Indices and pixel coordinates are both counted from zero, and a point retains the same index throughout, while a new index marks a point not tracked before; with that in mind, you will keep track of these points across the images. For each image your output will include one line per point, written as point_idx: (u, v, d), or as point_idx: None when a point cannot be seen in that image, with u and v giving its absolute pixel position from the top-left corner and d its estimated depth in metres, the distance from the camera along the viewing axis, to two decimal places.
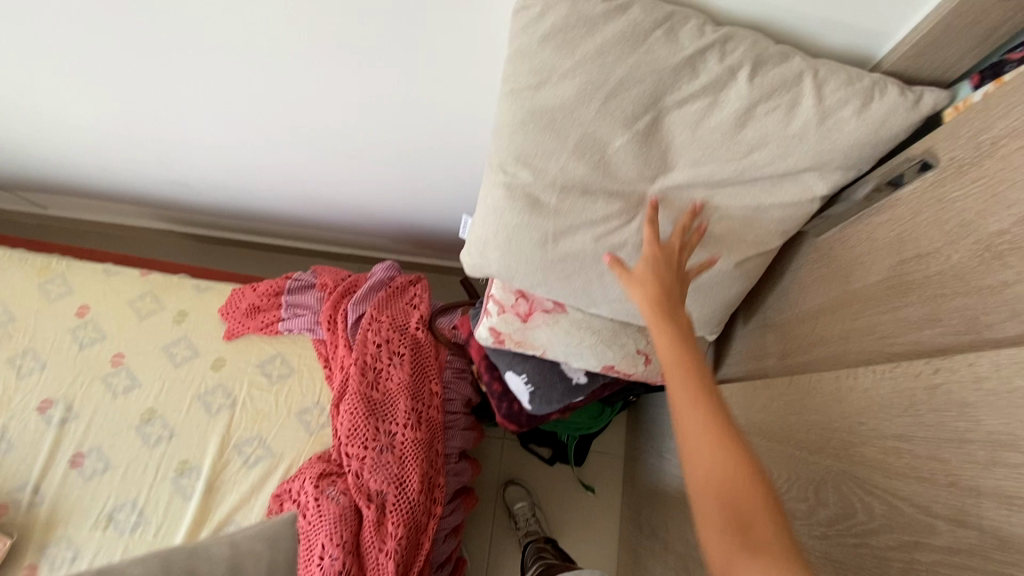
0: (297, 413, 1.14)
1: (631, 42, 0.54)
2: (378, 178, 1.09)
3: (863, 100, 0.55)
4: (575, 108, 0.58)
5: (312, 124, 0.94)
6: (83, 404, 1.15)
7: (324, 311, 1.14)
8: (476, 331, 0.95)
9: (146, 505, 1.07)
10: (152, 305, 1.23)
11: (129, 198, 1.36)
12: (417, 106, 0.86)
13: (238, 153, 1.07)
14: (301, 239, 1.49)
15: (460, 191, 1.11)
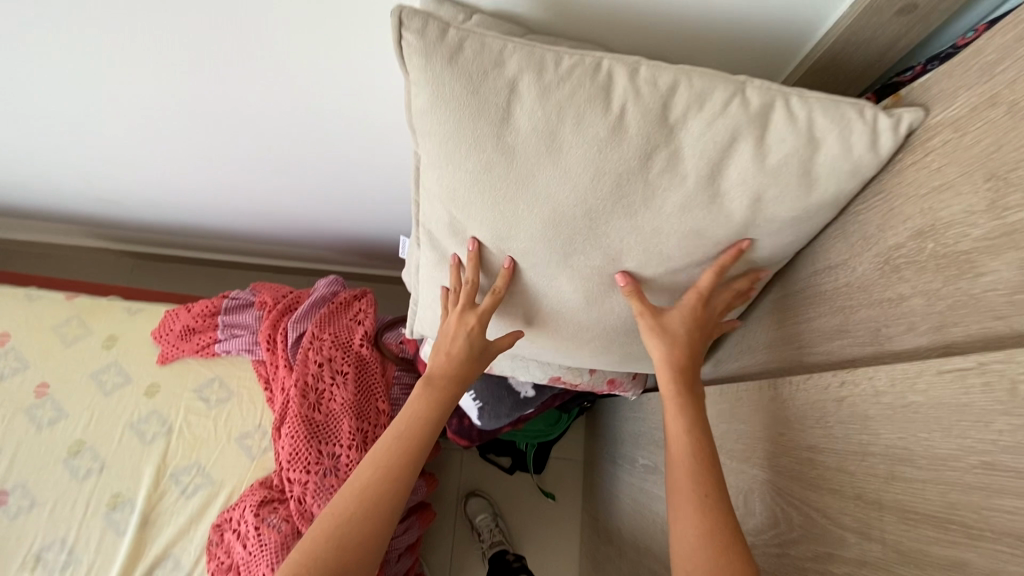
0: (238, 438, 1.09)
1: (545, 134, 0.51)
2: (319, 192, 1.07)
3: (757, 159, 0.49)
4: (493, 194, 0.55)
5: (240, 142, 0.91)
6: (5, 438, 1.09)
7: (263, 331, 1.11)
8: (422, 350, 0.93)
9: (76, 542, 1.03)
10: (80, 330, 1.16)
11: (53, 216, 1.29)
12: (347, 125, 0.84)
13: (164, 168, 1.02)
14: (248, 254, 1.44)
15: (401, 201, 1.08)
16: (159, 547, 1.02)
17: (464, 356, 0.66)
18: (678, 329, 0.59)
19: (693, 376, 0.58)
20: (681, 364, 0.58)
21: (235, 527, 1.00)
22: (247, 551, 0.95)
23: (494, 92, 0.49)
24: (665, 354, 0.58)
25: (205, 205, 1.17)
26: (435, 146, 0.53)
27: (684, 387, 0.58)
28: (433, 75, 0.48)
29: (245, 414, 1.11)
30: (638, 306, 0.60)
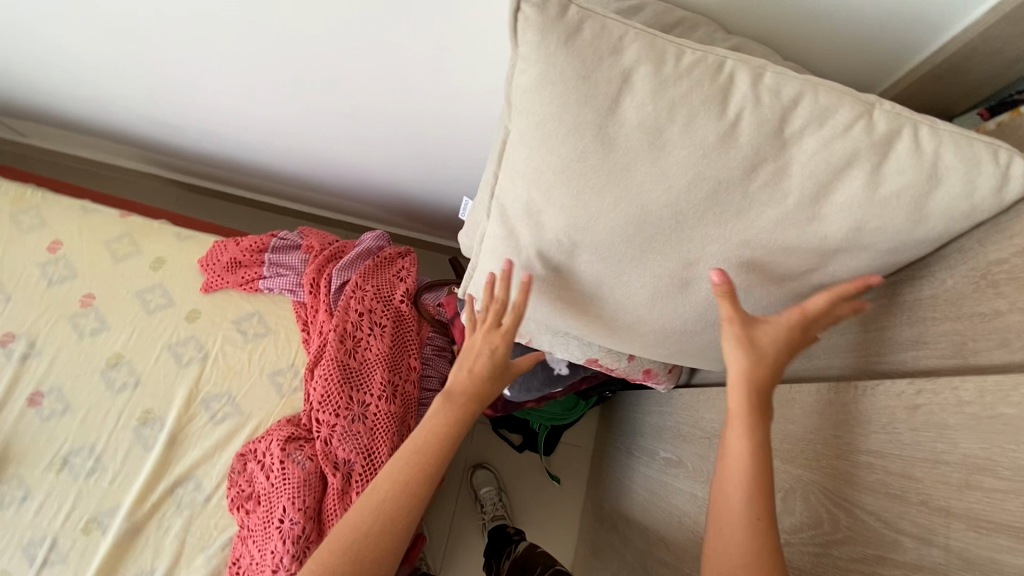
0: (270, 373, 1.12)
1: (650, 134, 0.47)
2: (378, 141, 1.06)
3: (868, 188, 0.45)
4: (574, 187, 0.52)
5: (317, 86, 0.92)
6: (47, 341, 1.12)
7: (307, 275, 1.13)
8: None
9: (105, 451, 1.06)
10: (129, 249, 1.19)
11: (113, 134, 1.31)
12: (429, 84, 0.85)
13: (233, 101, 1.03)
14: (294, 198, 1.45)
15: (458, 163, 1.07)
16: (184, 467, 1.05)
17: (486, 374, 0.69)
18: (765, 348, 0.52)
19: (768, 400, 0.52)
20: (760, 384, 0.51)
21: (259, 457, 1.02)
22: (270, 483, 0.98)
23: (606, 79, 0.45)
24: (744, 370, 0.52)
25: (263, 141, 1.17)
26: (526, 122, 0.50)
27: (757, 409, 0.52)
28: (545, 52, 0.44)
29: (278, 352, 1.13)
30: (727, 310, 0.52)
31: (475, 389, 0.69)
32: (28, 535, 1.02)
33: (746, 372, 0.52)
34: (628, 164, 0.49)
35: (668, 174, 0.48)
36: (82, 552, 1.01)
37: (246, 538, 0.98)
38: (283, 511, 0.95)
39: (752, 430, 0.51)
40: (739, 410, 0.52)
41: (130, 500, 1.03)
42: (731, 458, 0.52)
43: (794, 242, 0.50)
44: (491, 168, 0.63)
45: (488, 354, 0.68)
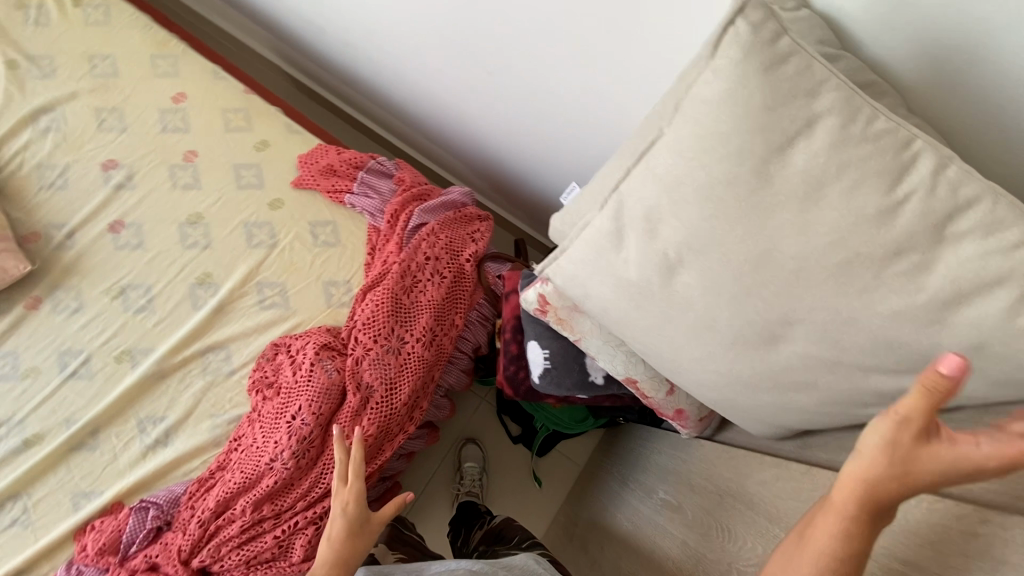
0: (325, 282, 1.15)
1: (809, 184, 0.47)
2: (506, 111, 1.10)
3: (1007, 312, 0.45)
4: (710, 208, 0.52)
5: (480, 31, 0.97)
6: (144, 179, 1.18)
7: (392, 206, 1.17)
8: (524, 293, 0.97)
9: (159, 294, 1.12)
10: (243, 123, 1.24)
11: (262, 18, 1.38)
12: (588, 64, 0.89)
13: (392, 22, 1.09)
14: (394, 133, 1.49)
15: (569, 158, 1.10)
16: (222, 335, 1.10)
17: (345, 536, 0.75)
18: (919, 469, 0.44)
19: (883, 515, 0.46)
20: (880, 495, 0.45)
21: (292, 352, 1.07)
22: (295, 379, 1.02)
23: (789, 118, 0.46)
24: (872, 476, 0.45)
25: (397, 73, 1.22)
26: (688, 130, 0.51)
27: (866, 519, 0.46)
28: (741, 73, 0.46)
29: (338, 265, 1.17)
30: (909, 406, 0.43)
31: (338, 550, 0.74)
32: (72, 340, 1.09)
33: (887, 478, 0.45)
34: (773, 202, 0.49)
35: (811, 227, 0.48)
36: (111, 375, 1.08)
37: (255, 420, 1.03)
38: (298, 409, 0.99)
39: (849, 535, 0.47)
40: (845, 508, 0.47)
41: (167, 347, 1.09)
42: (811, 547, 0.49)
43: (909, 340, 0.49)
44: (622, 165, 0.64)
45: (341, 514, 0.76)
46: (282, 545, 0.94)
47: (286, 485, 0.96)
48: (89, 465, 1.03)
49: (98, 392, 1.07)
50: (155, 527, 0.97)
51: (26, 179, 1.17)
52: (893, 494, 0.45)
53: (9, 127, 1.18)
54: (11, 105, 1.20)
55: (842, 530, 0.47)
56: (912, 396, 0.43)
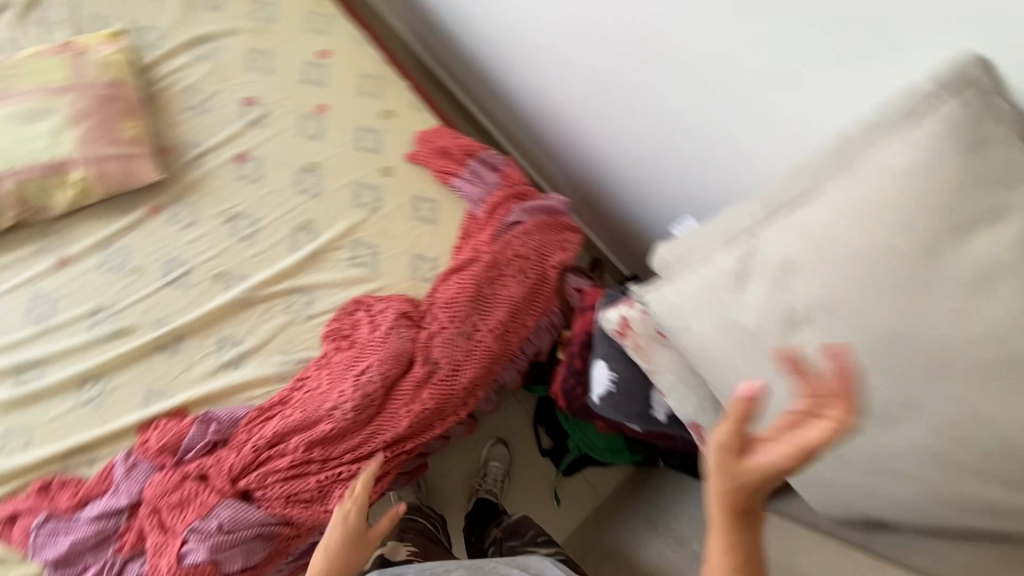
0: (414, 255, 1.19)
1: (977, 274, 0.54)
2: (631, 141, 1.13)
3: None
4: (869, 266, 0.58)
5: (626, 64, 1.01)
6: (275, 120, 1.26)
7: (494, 197, 1.21)
8: (605, 312, 0.98)
9: (264, 228, 1.19)
10: (374, 89, 1.29)
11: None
12: (729, 117, 0.92)
13: (540, 34, 1.13)
14: (502, 129, 1.53)
15: (681, 198, 1.13)
16: (310, 280, 1.16)
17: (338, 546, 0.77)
18: (752, 476, 0.53)
19: (747, 517, 0.55)
20: (733, 502, 0.54)
21: (372, 313, 1.11)
22: (370, 338, 1.07)
23: (974, 206, 0.55)
24: (724, 493, 0.54)
25: (529, 80, 1.27)
26: (870, 195, 0.59)
27: (738, 528, 0.55)
28: (938, 154, 0.56)
29: (430, 242, 1.20)
30: (731, 428, 0.54)
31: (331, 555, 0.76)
32: (178, 251, 1.17)
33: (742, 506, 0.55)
34: (938, 279, 0.55)
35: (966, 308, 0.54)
36: (205, 291, 1.15)
37: (323, 366, 1.07)
38: (367, 367, 1.03)
39: (732, 549, 0.55)
40: (718, 523, 0.56)
41: (260, 278, 1.15)
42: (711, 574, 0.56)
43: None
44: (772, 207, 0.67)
45: (339, 521, 0.78)
46: (322, 490, 0.99)
47: (339, 436, 1.00)
48: (167, 367, 1.11)
49: (191, 303, 1.15)
50: (210, 443, 1.02)
51: (174, 96, 1.26)
52: (739, 501, 0.54)
53: (172, 46, 1.29)
54: (177, 27, 1.31)
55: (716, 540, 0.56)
56: (726, 422, 0.54)
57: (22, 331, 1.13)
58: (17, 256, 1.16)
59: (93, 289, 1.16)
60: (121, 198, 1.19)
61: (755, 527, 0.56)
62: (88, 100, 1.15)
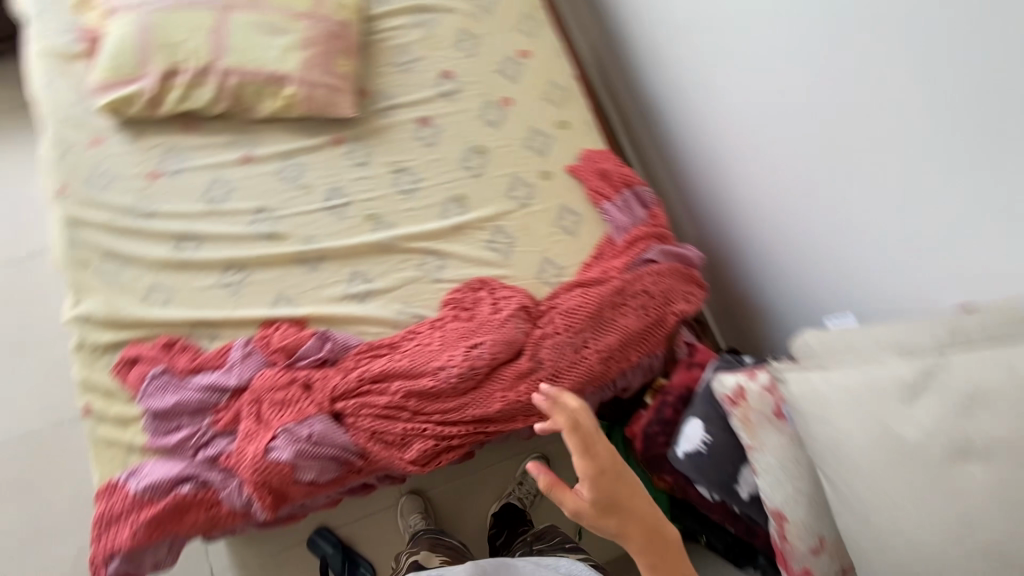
0: (547, 258, 1.25)
1: None
2: (803, 228, 1.19)
3: None
4: None
5: (832, 159, 1.08)
6: (463, 98, 1.35)
7: (638, 230, 1.25)
8: (721, 375, 1.01)
9: (424, 189, 1.29)
10: (558, 99, 1.37)
11: (619, 29, 1.55)
12: (920, 237, 0.99)
13: (747, 105, 1.22)
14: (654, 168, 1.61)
15: (842, 295, 1.17)
16: (448, 249, 1.25)
17: None
18: (598, 500, 0.83)
19: (627, 516, 0.84)
20: (607, 517, 0.83)
21: (496, 296, 1.17)
22: (490, 319, 1.12)
23: None
24: (602, 521, 0.83)
25: (706, 147, 1.37)
26: None
27: (633, 531, 0.84)
28: None
29: (563, 251, 1.25)
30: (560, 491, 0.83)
31: None
32: (345, 183, 1.29)
33: (624, 527, 0.83)
34: None
35: None
36: (356, 226, 1.26)
37: (439, 328, 1.14)
38: (482, 343, 1.09)
39: (643, 542, 0.84)
40: (624, 538, 0.84)
41: (406, 231, 1.25)
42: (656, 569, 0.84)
43: None
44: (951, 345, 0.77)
45: None
46: (405, 438, 1.04)
47: (435, 395, 1.06)
48: (303, 280, 1.22)
49: (342, 232, 1.25)
50: (321, 359, 1.10)
51: (385, 49, 1.38)
52: (606, 512, 0.83)
53: (397, 6, 1.41)
54: None
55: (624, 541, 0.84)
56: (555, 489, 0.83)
57: (197, 207, 1.26)
58: (212, 142, 1.29)
59: (264, 191, 1.28)
60: (312, 121, 1.31)
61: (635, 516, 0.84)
62: (319, 30, 1.28)
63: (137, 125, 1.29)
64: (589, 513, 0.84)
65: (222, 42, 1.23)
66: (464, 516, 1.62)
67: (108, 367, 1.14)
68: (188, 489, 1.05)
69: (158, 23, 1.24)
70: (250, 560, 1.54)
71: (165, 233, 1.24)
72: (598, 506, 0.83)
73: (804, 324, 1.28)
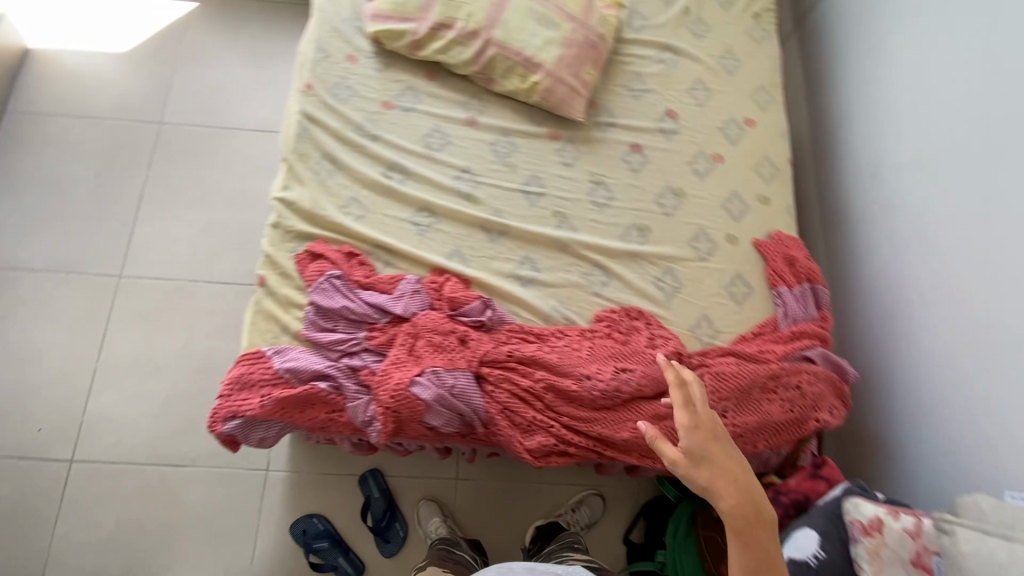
0: (706, 316, 1.25)
1: None
2: (965, 375, 1.17)
3: None
4: None
5: None
6: (679, 141, 1.39)
7: (806, 327, 1.24)
8: (856, 499, 1.01)
9: (614, 208, 1.33)
10: (767, 176, 1.38)
11: (854, 125, 1.53)
12: None
13: (978, 248, 1.17)
14: (830, 267, 1.57)
15: (992, 428, 1.11)
16: (618, 269, 1.27)
17: None
18: (692, 451, 0.93)
19: (714, 469, 0.92)
20: (696, 467, 0.92)
21: (653, 333, 1.19)
22: (645, 351, 1.14)
23: None
24: (693, 474, 0.92)
25: (853, 266, 1.48)
26: None
27: (716, 486, 0.91)
28: None
29: (724, 316, 1.26)
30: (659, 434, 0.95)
31: None
32: (546, 176, 1.35)
33: (712, 481, 0.91)
34: None
35: None
36: (543, 217, 1.31)
37: (593, 340, 1.17)
38: (632, 370, 1.11)
39: (725, 498, 0.90)
40: (708, 490, 0.91)
41: (586, 239, 1.29)
42: (732, 526, 0.89)
43: None
44: None
45: None
46: (531, 426, 1.07)
47: (572, 398, 1.08)
48: (480, 247, 1.28)
49: (528, 218, 1.31)
50: (479, 323, 1.15)
51: (624, 72, 1.44)
52: (697, 462, 0.92)
53: (649, 38, 1.47)
54: (662, 29, 1.49)
55: (708, 493, 0.91)
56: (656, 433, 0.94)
57: (413, 146, 1.35)
58: (447, 96, 1.39)
59: (475, 155, 1.36)
60: (539, 111, 1.39)
61: (723, 470, 0.92)
62: (580, 36, 1.36)
63: (391, 57, 1.41)
64: (682, 462, 0.93)
65: (498, 16, 1.33)
66: (507, 520, 1.61)
67: (294, 253, 1.23)
68: (323, 387, 1.12)
69: None
70: (304, 470, 1.61)
71: (379, 158, 1.33)
72: (691, 457, 0.93)
73: (940, 487, 1.22)
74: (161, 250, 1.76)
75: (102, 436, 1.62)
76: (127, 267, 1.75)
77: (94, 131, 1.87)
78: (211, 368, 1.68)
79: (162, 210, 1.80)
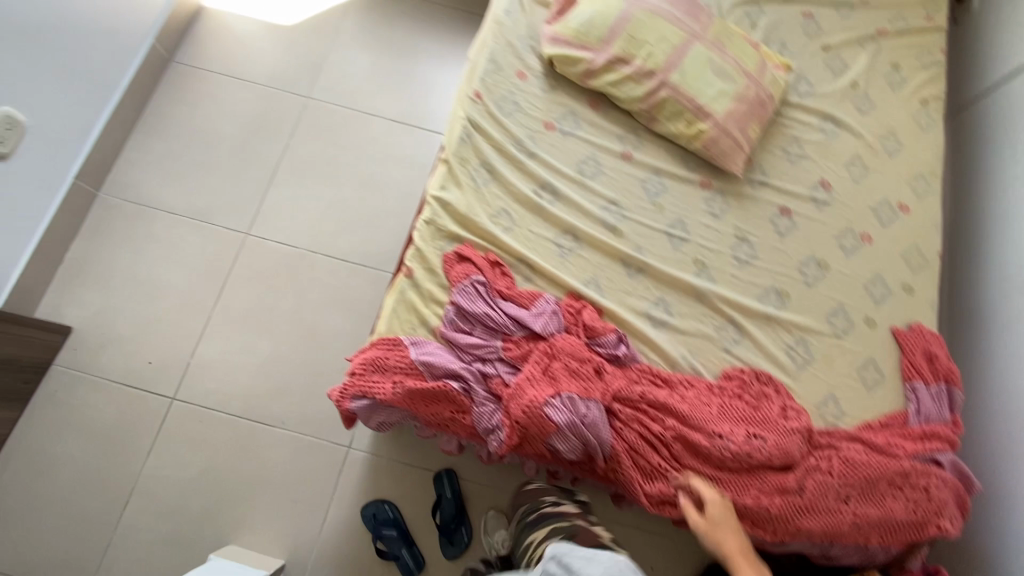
0: (833, 395, 1.23)
1: None
2: None
3: None
4: None
5: None
6: (829, 213, 1.38)
7: (939, 429, 1.21)
8: None
9: (755, 268, 1.32)
10: (916, 266, 1.36)
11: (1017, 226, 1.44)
12: None
13: None
14: (970, 368, 1.48)
15: None
16: (752, 330, 1.26)
17: None
18: (712, 514, 1.03)
19: (729, 530, 1.02)
20: (713, 526, 1.02)
21: (784, 403, 1.18)
22: (776, 420, 1.13)
23: None
24: (709, 531, 1.02)
25: (998, 373, 1.39)
26: None
27: (728, 544, 1.01)
28: None
29: (852, 399, 1.23)
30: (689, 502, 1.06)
31: None
32: (692, 223, 1.35)
33: (727, 542, 1.01)
34: None
35: None
36: (683, 263, 1.32)
37: (724, 397, 1.17)
38: (764, 437, 1.10)
39: (734, 554, 1.00)
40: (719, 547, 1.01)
41: (725, 293, 1.29)
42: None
43: None
44: None
45: None
46: (653, 471, 1.09)
47: (699, 452, 1.08)
48: (618, 280, 1.29)
49: (669, 261, 1.31)
50: (614, 357, 1.17)
51: (783, 134, 1.44)
52: (713, 523, 1.03)
53: (813, 105, 1.47)
54: (827, 99, 1.48)
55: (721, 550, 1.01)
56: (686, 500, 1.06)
57: (568, 169, 1.38)
58: (607, 127, 1.42)
59: (625, 188, 1.37)
60: (694, 159, 1.40)
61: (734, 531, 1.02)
62: (752, 93, 1.37)
63: (559, 80, 1.44)
64: (703, 524, 1.03)
65: (677, 61, 1.35)
66: None
67: (442, 252, 1.28)
68: (455, 387, 1.14)
69: (637, 16, 1.37)
70: (385, 456, 1.65)
71: (534, 175, 1.36)
72: (710, 521, 1.03)
73: None
74: (289, 217, 1.85)
75: (203, 381, 1.70)
76: (255, 227, 1.83)
77: (248, 94, 1.98)
78: (313, 338, 1.74)
79: (295, 180, 1.89)
